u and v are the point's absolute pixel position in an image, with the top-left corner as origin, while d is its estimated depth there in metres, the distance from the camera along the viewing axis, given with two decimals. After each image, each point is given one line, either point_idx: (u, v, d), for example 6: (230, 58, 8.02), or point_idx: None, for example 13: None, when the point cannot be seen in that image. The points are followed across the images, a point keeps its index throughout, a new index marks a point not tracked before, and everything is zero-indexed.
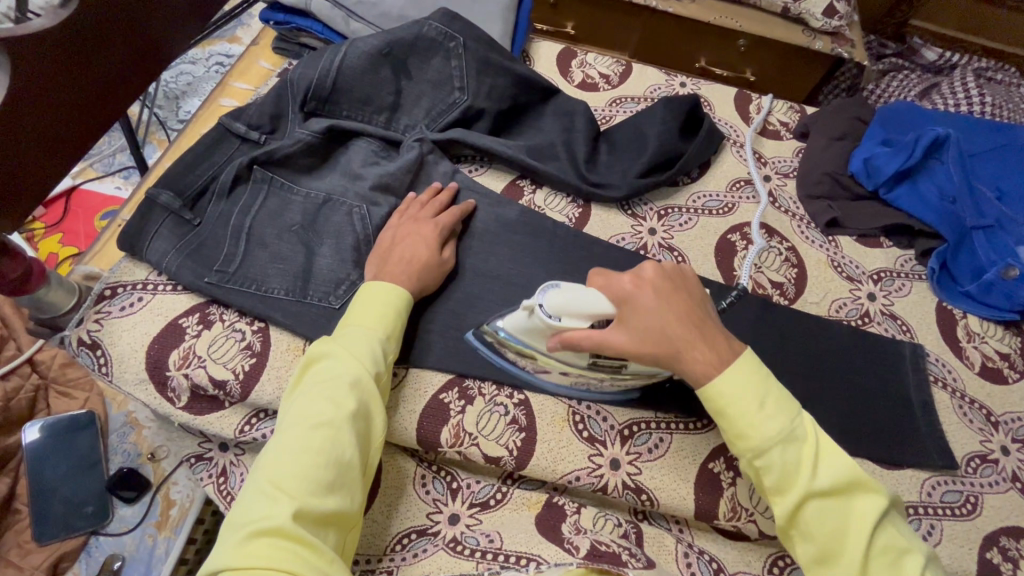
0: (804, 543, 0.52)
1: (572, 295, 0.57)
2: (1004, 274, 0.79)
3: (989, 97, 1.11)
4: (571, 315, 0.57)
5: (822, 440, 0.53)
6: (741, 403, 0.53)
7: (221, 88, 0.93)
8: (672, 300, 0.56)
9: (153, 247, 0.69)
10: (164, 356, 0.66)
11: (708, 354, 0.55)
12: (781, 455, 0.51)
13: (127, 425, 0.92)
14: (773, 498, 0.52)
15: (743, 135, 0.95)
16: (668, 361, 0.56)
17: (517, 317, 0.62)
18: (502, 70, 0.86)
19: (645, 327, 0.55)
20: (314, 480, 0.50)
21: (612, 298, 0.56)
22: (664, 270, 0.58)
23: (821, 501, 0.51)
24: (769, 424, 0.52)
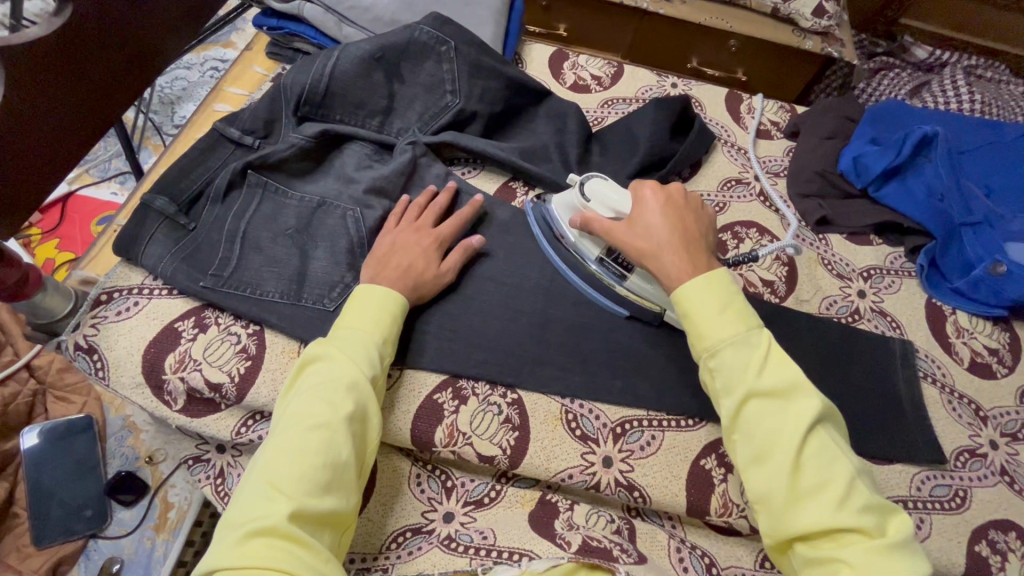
0: (742, 444, 0.53)
1: (608, 190, 0.69)
2: (992, 271, 0.80)
3: (978, 95, 1.12)
4: (598, 203, 0.69)
5: (774, 349, 0.55)
6: (703, 305, 0.57)
7: (215, 93, 0.94)
8: (678, 215, 0.64)
9: (149, 252, 0.70)
10: (160, 359, 0.67)
11: (685, 263, 0.60)
12: (730, 354, 0.54)
13: (124, 428, 0.93)
14: (720, 398, 0.55)
15: (733, 135, 0.96)
16: (647, 257, 0.62)
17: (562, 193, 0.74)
18: (493, 73, 0.86)
19: (646, 223, 0.64)
20: (310, 481, 0.51)
21: (633, 198, 0.67)
22: (683, 198, 0.66)
23: (762, 402, 0.53)
24: (724, 325, 0.56)
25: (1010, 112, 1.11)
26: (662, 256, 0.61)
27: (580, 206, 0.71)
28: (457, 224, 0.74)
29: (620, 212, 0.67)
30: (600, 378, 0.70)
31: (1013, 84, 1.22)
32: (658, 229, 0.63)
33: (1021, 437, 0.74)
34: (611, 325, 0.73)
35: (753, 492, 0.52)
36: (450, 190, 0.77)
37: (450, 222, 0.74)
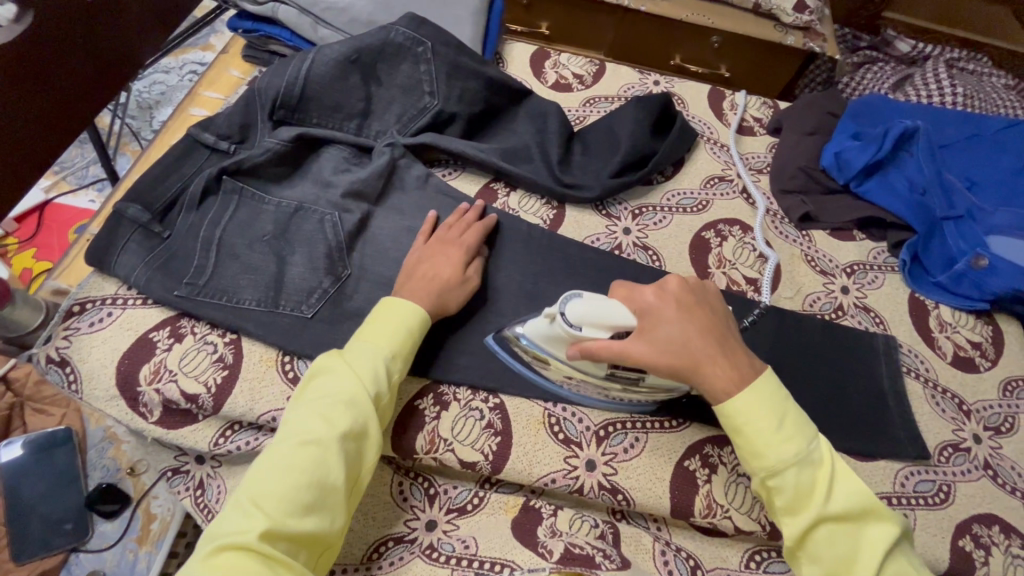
0: (809, 564, 0.53)
1: (598, 305, 0.57)
2: (974, 265, 0.80)
3: (961, 87, 1.11)
4: (592, 326, 0.57)
5: (836, 464, 0.54)
6: (759, 423, 0.55)
7: (191, 97, 0.92)
8: (694, 312, 0.59)
9: (122, 261, 0.69)
10: (135, 371, 0.65)
11: (729, 372, 0.56)
12: (794, 477, 0.53)
13: (105, 440, 0.92)
14: (784, 518, 0.54)
15: (716, 132, 0.96)
16: (687, 372, 0.57)
17: (538, 323, 0.62)
18: (472, 74, 0.86)
19: (667, 339, 0.57)
20: (292, 500, 0.50)
21: (635, 310, 0.58)
22: (688, 286, 0.61)
23: (833, 525, 0.52)
24: (785, 445, 0.54)
25: (992, 105, 1.10)
26: (702, 368, 0.57)
27: (570, 337, 0.59)
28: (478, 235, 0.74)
29: (623, 330, 0.56)
30: None
31: (995, 75, 1.22)
32: (683, 338, 0.57)
33: (1004, 431, 0.74)
34: None
35: None
36: (476, 204, 0.77)
37: (473, 232, 0.73)
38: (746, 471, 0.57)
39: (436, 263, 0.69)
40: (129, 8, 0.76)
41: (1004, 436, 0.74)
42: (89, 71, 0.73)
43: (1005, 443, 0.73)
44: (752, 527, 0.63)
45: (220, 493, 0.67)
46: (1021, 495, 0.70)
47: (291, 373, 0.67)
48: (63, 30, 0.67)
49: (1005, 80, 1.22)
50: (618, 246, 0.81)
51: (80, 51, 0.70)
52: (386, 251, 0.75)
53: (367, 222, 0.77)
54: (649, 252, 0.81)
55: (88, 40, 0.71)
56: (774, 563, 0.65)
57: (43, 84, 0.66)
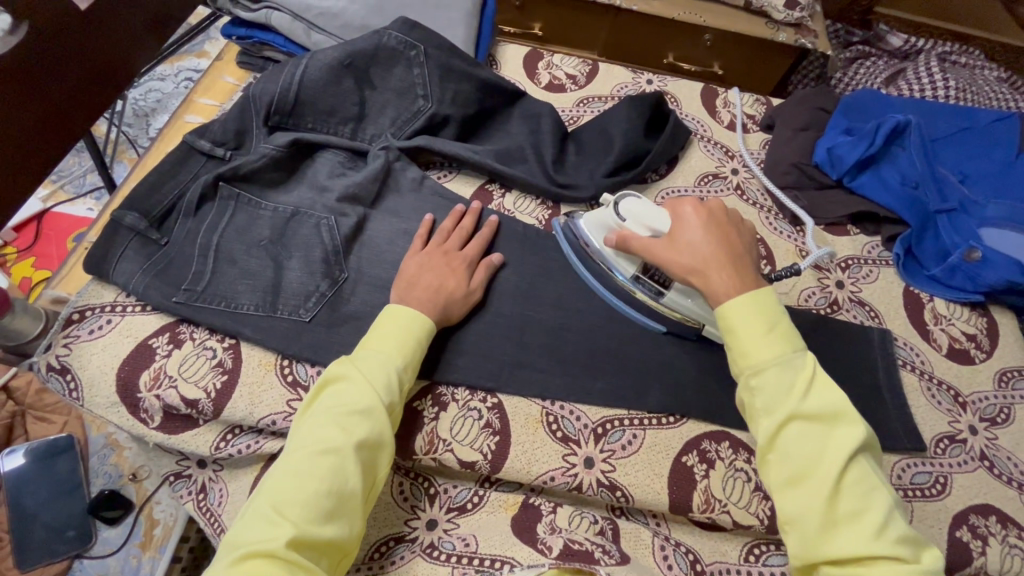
0: (777, 464, 0.52)
1: (646, 209, 0.68)
2: (966, 257, 0.81)
3: (953, 81, 1.11)
4: (635, 222, 0.68)
5: (819, 374, 0.54)
6: (748, 323, 0.56)
7: (187, 104, 0.93)
8: (722, 228, 0.64)
9: (120, 269, 0.69)
10: (135, 377, 0.66)
11: (732, 280, 0.59)
12: (774, 376, 0.54)
13: (106, 446, 0.93)
14: (759, 418, 0.54)
15: (709, 129, 0.96)
16: (694, 275, 0.61)
17: (596, 211, 0.73)
18: (465, 76, 0.86)
19: (689, 241, 0.63)
20: (312, 508, 0.50)
21: (672, 215, 0.66)
22: (724, 212, 0.66)
23: (804, 424, 0.52)
24: (769, 346, 0.55)
25: (984, 98, 1.11)
26: (709, 274, 0.60)
27: (616, 226, 0.70)
28: (479, 245, 0.74)
29: (658, 231, 0.66)
30: (579, 378, 0.70)
31: (987, 68, 1.22)
32: (704, 244, 0.62)
33: (999, 422, 0.75)
34: (589, 325, 0.74)
35: (782, 513, 0.51)
36: (475, 209, 0.78)
37: (474, 243, 0.74)
38: (733, 374, 0.58)
39: (434, 268, 0.70)
40: (123, 17, 0.77)
41: (1000, 427, 0.74)
42: (84, 81, 0.73)
43: (1001, 434, 0.74)
44: (750, 521, 0.64)
45: (222, 496, 0.67)
46: (1017, 486, 0.70)
47: (290, 376, 0.68)
48: (57, 41, 0.68)
49: (997, 73, 1.22)
50: None
51: (74, 60, 0.71)
52: (383, 254, 0.76)
53: (363, 225, 0.77)
54: None
55: (82, 50, 0.72)
56: (773, 556, 0.65)
57: (38, 94, 0.67)
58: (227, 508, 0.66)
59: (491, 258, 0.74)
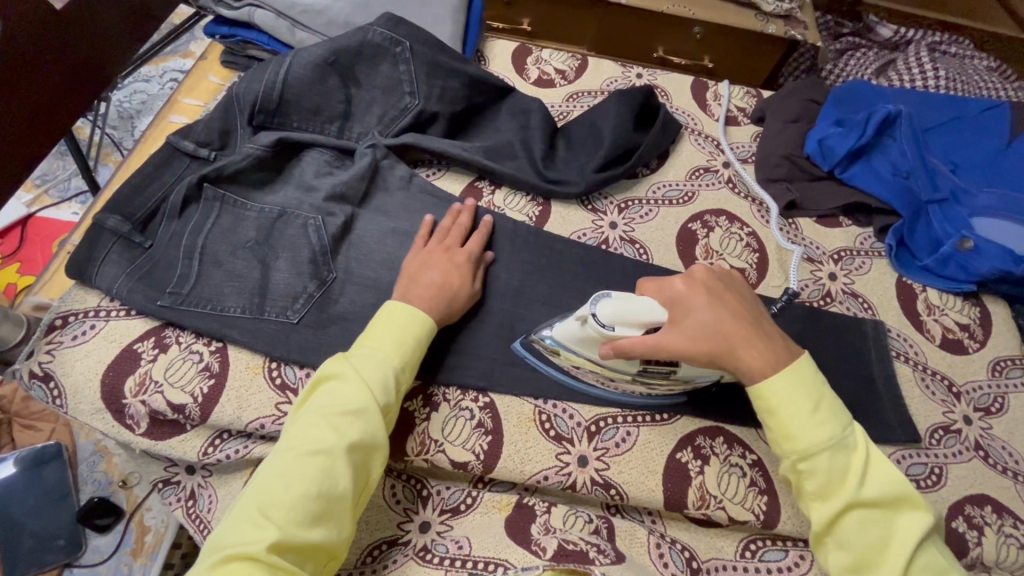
0: (837, 550, 0.53)
1: (627, 302, 0.57)
2: (959, 247, 0.80)
3: (943, 71, 1.11)
4: (625, 325, 0.57)
5: (872, 453, 0.54)
6: (792, 407, 0.55)
7: (171, 104, 0.91)
8: (724, 297, 0.59)
9: (102, 272, 0.68)
10: (120, 384, 0.65)
11: (765, 354, 0.56)
12: (827, 461, 0.53)
13: (95, 453, 0.94)
14: (813, 503, 0.54)
15: (700, 122, 0.96)
16: (722, 359, 0.57)
17: (568, 326, 0.62)
18: (453, 72, 0.85)
19: (701, 325, 0.57)
20: (299, 510, 0.50)
21: (667, 300, 0.59)
22: (711, 276, 0.61)
23: (864, 511, 0.52)
24: (819, 429, 0.54)
25: (974, 87, 1.10)
26: (737, 352, 0.57)
27: (603, 337, 0.58)
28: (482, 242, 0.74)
29: (657, 324, 0.56)
30: (572, 376, 0.69)
31: (977, 58, 1.22)
32: (719, 324, 0.57)
33: (994, 411, 0.75)
34: None
35: None
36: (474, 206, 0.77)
37: (476, 241, 0.74)
38: (777, 454, 0.57)
39: (421, 266, 0.69)
40: (100, 16, 0.75)
41: (994, 416, 0.74)
42: (61, 81, 0.72)
43: (995, 423, 0.74)
44: (746, 517, 0.63)
45: (211, 502, 0.66)
46: (1013, 475, 0.70)
47: (278, 379, 0.67)
48: (32, 40, 0.66)
49: (987, 62, 1.22)
50: (605, 241, 0.81)
51: (49, 60, 0.70)
52: (371, 253, 0.75)
53: (351, 224, 0.76)
54: (636, 245, 0.81)
55: (57, 49, 0.70)
56: (769, 551, 0.65)
57: (13, 95, 0.66)
58: (217, 514, 0.65)
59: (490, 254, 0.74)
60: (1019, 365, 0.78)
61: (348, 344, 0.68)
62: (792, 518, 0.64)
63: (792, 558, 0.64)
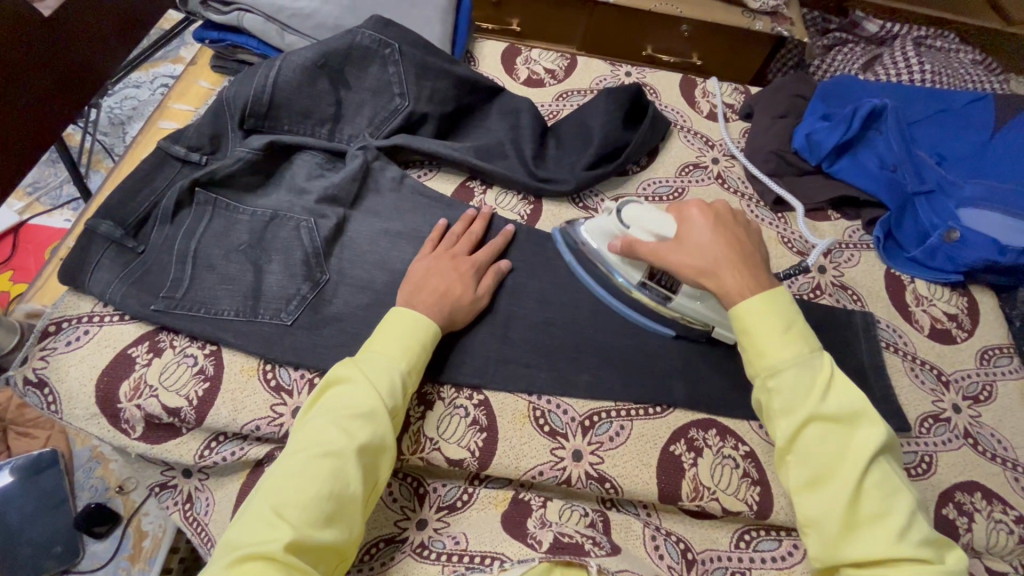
0: (797, 465, 0.53)
1: (649, 212, 0.67)
2: (946, 238, 0.81)
3: (928, 64, 1.12)
4: (638, 227, 0.67)
5: (838, 374, 0.54)
6: (763, 324, 0.56)
7: (162, 109, 0.91)
8: (729, 228, 0.63)
9: (95, 278, 0.68)
10: (115, 388, 0.65)
11: (744, 282, 0.59)
12: (791, 377, 0.54)
13: (91, 460, 0.94)
14: (778, 419, 0.54)
15: (689, 119, 0.96)
16: (704, 277, 0.61)
17: (599, 220, 0.73)
18: (442, 73, 0.85)
19: (699, 244, 0.62)
20: (313, 510, 0.50)
21: (677, 219, 0.65)
22: (729, 212, 0.65)
23: (823, 425, 0.52)
24: (787, 345, 0.55)
25: (960, 80, 1.12)
26: (722, 274, 0.60)
27: (620, 232, 0.70)
28: (491, 250, 0.74)
29: (662, 236, 0.65)
30: (565, 371, 0.70)
31: (962, 52, 1.23)
32: (712, 245, 0.61)
33: (983, 399, 0.75)
34: (574, 319, 0.74)
35: (803, 516, 0.52)
36: (485, 214, 0.78)
37: (484, 249, 0.74)
38: (749, 377, 0.58)
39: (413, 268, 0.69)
40: (88, 23, 0.76)
41: (983, 404, 0.75)
42: (50, 88, 0.73)
43: (984, 411, 0.75)
44: (739, 507, 0.64)
45: (209, 505, 0.66)
46: (1002, 461, 0.71)
47: (273, 381, 0.67)
48: (20, 48, 0.67)
49: (971, 56, 1.23)
50: None
51: (38, 68, 0.70)
52: (364, 254, 0.75)
53: (344, 226, 0.77)
54: None
55: (46, 57, 0.71)
56: (763, 541, 0.65)
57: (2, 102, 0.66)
58: (214, 517, 0.65)
59: (500, 263, 0.74)
60: (1006, 354, 0.79)
61: (342, 345, 0.69)
62: (784, 508, 0.65)
63: (786, 547, 0.65)
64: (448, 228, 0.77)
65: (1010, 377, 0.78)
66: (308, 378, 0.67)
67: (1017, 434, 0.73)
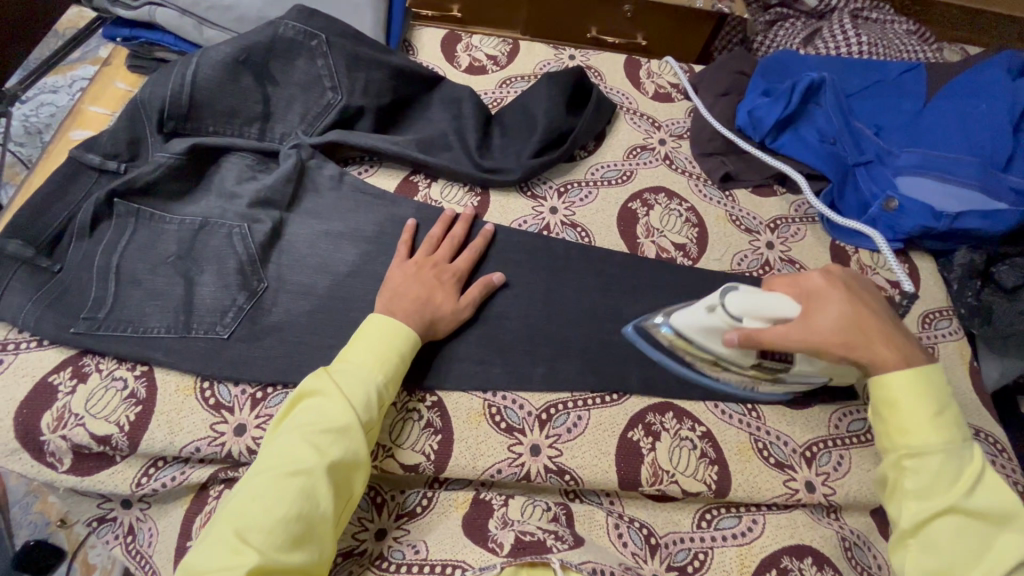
0: (921, 553, 0.50)
1: (757, 298, 0.58)
2: (885, 207, 0.83)
3: (865, 36, 1.13)
4: (754, 318, 0.58)
5: (990, 471, 0.51)
6: (913, 402, 0.53)
7: (75, 115, 0.84)
8: (859, 295, 0.59)
9: (5, 303, 0.63)
10: (36, 420, 0.61)
11: (896, 353, 0.55)
12: (936, 462, 0.51)
13: (29, 494, 0.92)
14: (907, 500, 0.52)
15: (634, 101, 0.95)
16: (856, 354, 0.56)
17: (693, 312, 0.63)
18: (375, 63, 0.81)
19: (836, 320, 0.56)
20: (279, 533, 0.47)
21: (801, 292, 0.59)
22: (849, 276, 0.61)
23: (965, 520, 0.50)
24: (936, 430, 0.52)
25: (895, 51, 1.13)
26: (875, 345, 0.55)
27: (731, 326, 0.59)
28: (472, 258, 0.72)
29: (786, 318, 0.57)
30: (520, 366, 0.69)
31: (898, 22, 1.26)
32: (854, 318, 0.56)
33: None
34: (526, 313, 0.72)
35: None
36: (465, 217, 0.76)
37: (465, 255, 0.72)
38: (882, 451, 0.56)
39: (391, 279, 0.67)
40: None
41: None
42: None
43: None
44: (699, 488, 0.64)
45: (152, 536, 0.62)
46: None
47: (212, 399, 0.63)
48: None
49: (906, 27, 1.25)
50: (547, 227, 0.80)
51: None
52: (304, 257, 0.72)
53: (280, 230, 0.73)
54: (578, 229, 0.81)
55: None
56: (725, 519, 0.66)
57: None
58: (158, 547, 0.62)
59: (493, 277, 0.71)
60: (946, 316, 0.82)
61: (284, 354, 0.66)
62: (742, 484, 0.66)
63: (745, 523, 0.65)
64: (419, 230, 0.75)
65: (951, 338, 0.80)
66: (250, 393, 0.64)
67: (959, 393, 0.76)
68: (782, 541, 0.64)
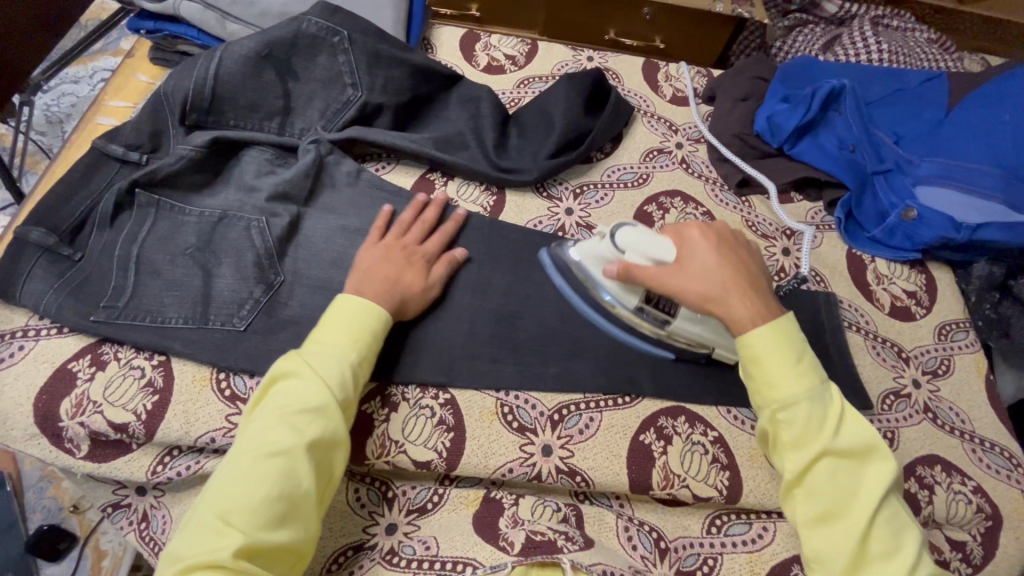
0: (806, 500, 0.53)
1: (644, 237, 0.63)
2: (904, 217, 0.83)
3: (886, 44, 1.12)
4: (634, 252, 0.63)
5: (847, 409, 0.55)
6: (775, 358, 0.56)
7: (97, 107, 0.85)
8: (730, 250, 0.62)
9: (28, 289, 0.64)
10: (55, 406, 0.61)
11: (753, 308, 0.58)
12: (804, 411, 0.54)
13: (43, 479, 0.93)
14: (789, 454, 0.54)
15: (652, 104, 0.95)
16: (713, 305, 0.59)
17: (589, 242, 0.68)
18: (396, 61, 0.82)
19: (700, 271, 0.60)
20: (261, 514, 0.48)
21: (676, 240, 0.62)
22: (729, 235, 0.64)
23: (835, 460, 0.53)
24: (799, 379, 0.55)
25: (916, 59, 1.12)
26: (730, 301, 0.59)
27: (615, 257, 0.65)
28: (441, 239, 0.73)
29: (660, 260, 0.61)
30: (533, 366, 0.69)
31: (918, 30, 1.25)
32: (717, 270, 0.60)
33: (941, 373, 0.77)
34: (541, 314, 0.72)
35: (811, 548, 0.52)
36: (437, 201, 0.76)
37: (434, 237, 0.72)
38: (756, 407, 0.57)
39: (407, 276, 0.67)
40: None
41: (941, 378, 0.77)
42: None
43: (942, 385, 0.76)
44: (709, 494, 0.64)
45: (166, 524, 0.63)
46: (959, 433, 0.73)
47: (228, 390, 0.64)
48: None
49: (927, 35, 1.24)
50: (562, 228, 0.80)
51: None
52: (321, 252, 0.72)
53: (298, 224, 0.73)
54: (593, 231, 0.81)
55: None
56: (735, 525, 0.66)
57: None
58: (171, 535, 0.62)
59: (455, 252, 0.72)
60: (963, 328, 0.81)
61: None
62: (754, 492, 0.65)
63: (756, 530, 0.65)
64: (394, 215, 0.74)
65: (967, 350, 0.80)
66: None
67: (974, 406, 0.75)
68: (792, 549, 0.64)
